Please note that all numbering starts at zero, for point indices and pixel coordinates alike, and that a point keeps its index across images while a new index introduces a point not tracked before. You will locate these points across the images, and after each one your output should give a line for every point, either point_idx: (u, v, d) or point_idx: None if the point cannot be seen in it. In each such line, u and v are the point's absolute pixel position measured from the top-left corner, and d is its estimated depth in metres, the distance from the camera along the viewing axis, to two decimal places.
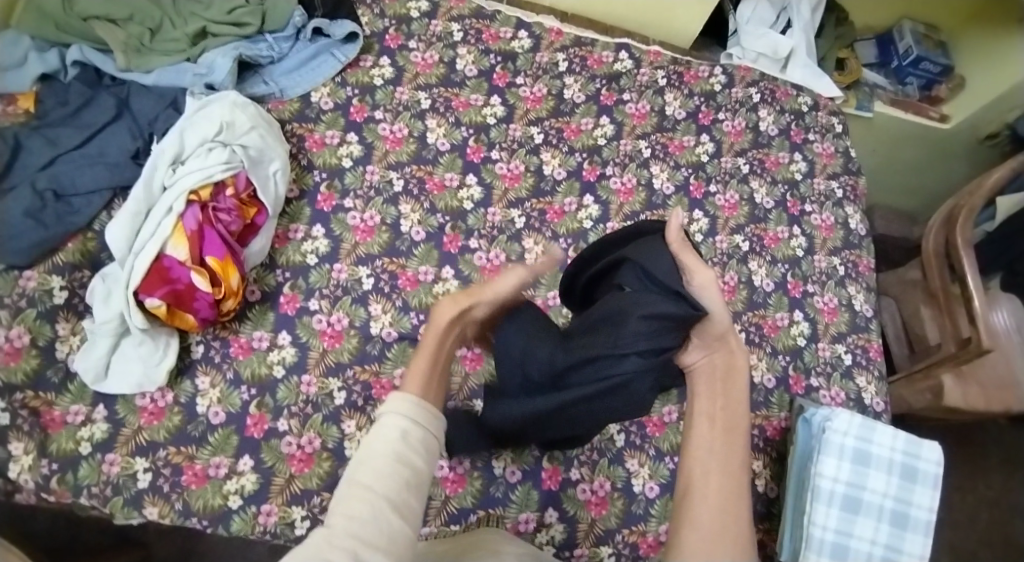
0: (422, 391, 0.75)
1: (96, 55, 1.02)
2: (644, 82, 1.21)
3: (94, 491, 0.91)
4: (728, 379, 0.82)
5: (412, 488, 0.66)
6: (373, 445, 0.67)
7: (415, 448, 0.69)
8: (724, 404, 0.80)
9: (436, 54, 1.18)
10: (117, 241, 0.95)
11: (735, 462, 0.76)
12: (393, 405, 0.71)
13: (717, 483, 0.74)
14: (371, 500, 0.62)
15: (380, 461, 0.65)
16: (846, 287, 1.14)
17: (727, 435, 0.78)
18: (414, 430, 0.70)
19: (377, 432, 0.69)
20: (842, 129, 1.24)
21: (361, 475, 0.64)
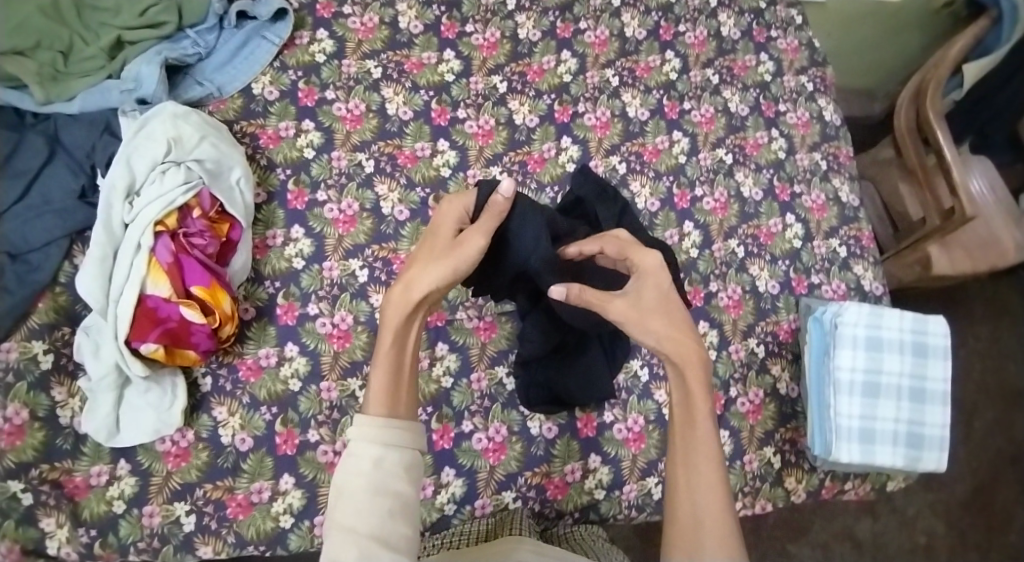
0: (392, 407, 0.72)
1: (10, 94, 0.91)
2: (599, 6, 1.15)
3: (142, 546, 0.89)
4: (688, 370, 0.76)
5: (397, 513, 0.67)
6: (344, 480, 0.67)
7: (394, 473, 0.69)
8: (684, 386, 0.77)
9: (375, 15, 1.09)
10: (92, 292, 0.88)
11: (697, 438, 0.75)
12: (359, 437, 0.69)
13: (704, 477, 0.73)
14: (354, 541, 0.64)
15: (360, 494, 0.66)
16: (831, 181, 1.15)
17: (690, 422, 0.75)
18: (392, 456, 0.69)
19: (352, 465, 0.68)
20: (802, 20, 1.20)
21: (341, 514, 0.66)
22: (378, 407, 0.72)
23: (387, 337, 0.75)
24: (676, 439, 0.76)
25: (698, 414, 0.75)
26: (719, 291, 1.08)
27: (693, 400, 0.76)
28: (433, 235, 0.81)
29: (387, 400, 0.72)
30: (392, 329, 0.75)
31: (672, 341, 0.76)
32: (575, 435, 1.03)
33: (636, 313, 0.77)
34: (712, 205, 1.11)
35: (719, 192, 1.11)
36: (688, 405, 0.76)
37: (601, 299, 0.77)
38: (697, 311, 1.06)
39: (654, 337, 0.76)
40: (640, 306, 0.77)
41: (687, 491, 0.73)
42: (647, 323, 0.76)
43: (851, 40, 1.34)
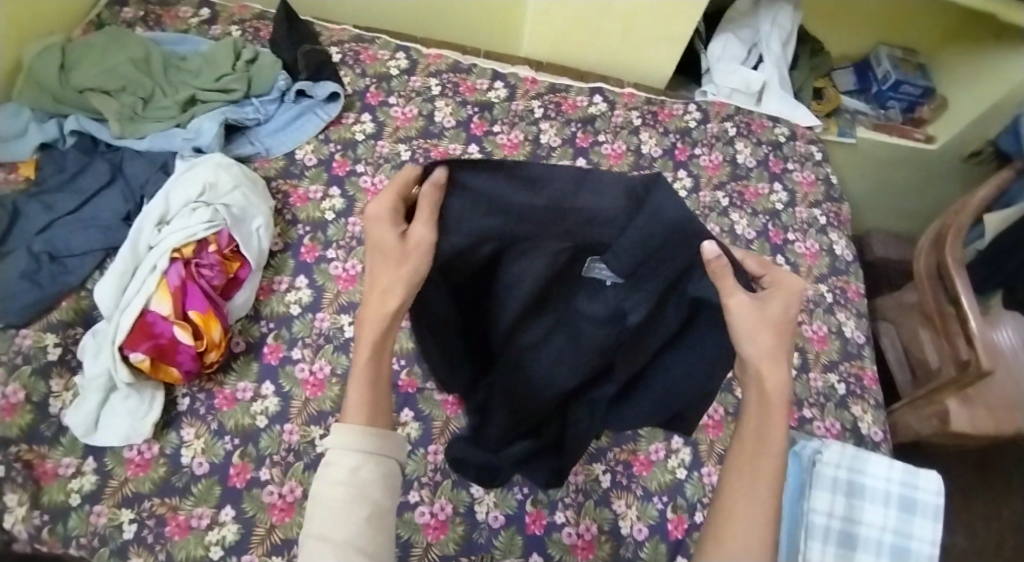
0: (369, 416, 0.64)
1: (91, 124, 1.10)
2: (619, 123, 1.25)
3: (82, 542, 0.90)
4: (767, 406, 0.65)
5: (377, 521, 0.60)
6: (322, 488, 0.61)
7: (374, 482, 0.62)
8: (761, 422, 0.65)
9: (415, 108, 1.23)
10: (104, 297, 0.98)
11: (767, 468, 0.63)
12: (342, 438, 0.62)
13: (749, 511, 0.61)
14: (333, 550, 0.57)
15: (337, 502, 0.59)
16: (835, 314, 1.14)
17: (759, 453, 0.64)
18: (372, 463, 0.62)
19: (329, 472, 0.61)
20: (821, 157, 1.28)
21: (319, 523, 0.59)
22: (358, 416, 0.64)
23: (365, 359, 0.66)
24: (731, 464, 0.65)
25: (766, 460, 0.64)
26: None
27: (768, 433, 0.64)
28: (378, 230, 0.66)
29: (368, 411, 0.64)
30: (368, 351, 0.66)
31: (766, 364, 0.64)
32: (520, 530, 0.99)
33: (758, 323, 0.64)
34: None
35: None
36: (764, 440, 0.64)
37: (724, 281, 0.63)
38: (673, 425, 1.07)
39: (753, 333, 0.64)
40: (764, 314, 0.65)
41: (725, 524, 0.61)
42: (760, 335, 0.64)
43: (889, 186, 1.48)
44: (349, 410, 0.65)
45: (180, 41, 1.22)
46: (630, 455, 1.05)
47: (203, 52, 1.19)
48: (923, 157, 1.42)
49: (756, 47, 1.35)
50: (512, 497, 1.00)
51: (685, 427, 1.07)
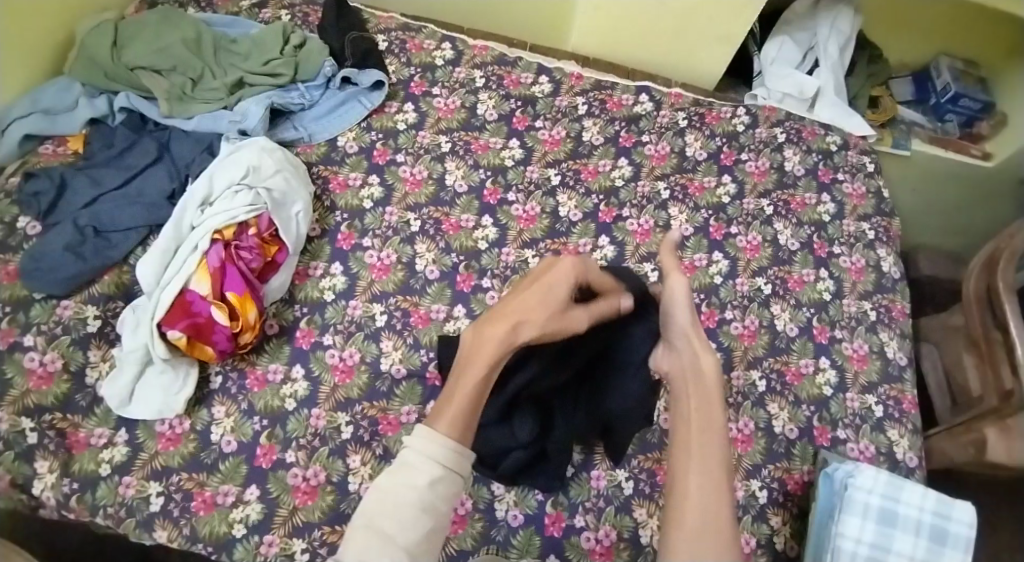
0: (457, 431, 0.67)
1: (141, 102, 1.12)
2: (664, 124, 1.22)
3: (110, 511, 0.93)
4: (701, 378, 0.76)
5: (433, 535, 0.63)
6: (398, 486, 0.63)
7: (440, 496, 0.64)
8: (701, 395, 0.74)
9: (458, 99, 1.22)
10: (146, 275, 0.99)
11: (711, 444, 0.70)
12: (431, 445, 0.65)
13: (701, 478, 0.67)
14: (389, 549, 0.60)
15: (404, 507, 0.62)
16: (878, 334, 1.10)
17: (705, 432, 0.70)
18: (446, 479, 0.65)
19: (406, 474, 0.63)
20: (873, 169, 1.23)
21: (381, 518, 0.61)
22: (452, 427, 0.66)
23: (478, 367, 0.70)
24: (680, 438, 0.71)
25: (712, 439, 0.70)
26: None
27: (709, 404, 0.73)
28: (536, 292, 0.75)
29: (463, 425, 0.67)
30: (483, 365, 0.70)
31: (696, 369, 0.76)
32: (539, 530, 0.98)
33: (688, 327, 0.80)
34: (740, 333, 1.07)
35: (750, 319, 1.08)
36: (705, 411, 0.72)
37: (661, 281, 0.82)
38: None
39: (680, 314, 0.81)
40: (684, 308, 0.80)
41: (683, 494, 0.66)
42: (684, 341, 0.78)
43: (942, 202, 1.42)
44: (443, 420, 0.67)
45: (231, 23, 1.23)
46: (655, 464, 1.03)
47: (254, 35, 1.20)
48: (981, 175, 1.36)
49: (812, 51, 1.30)
50: (533, 498, 1.00)
51: None
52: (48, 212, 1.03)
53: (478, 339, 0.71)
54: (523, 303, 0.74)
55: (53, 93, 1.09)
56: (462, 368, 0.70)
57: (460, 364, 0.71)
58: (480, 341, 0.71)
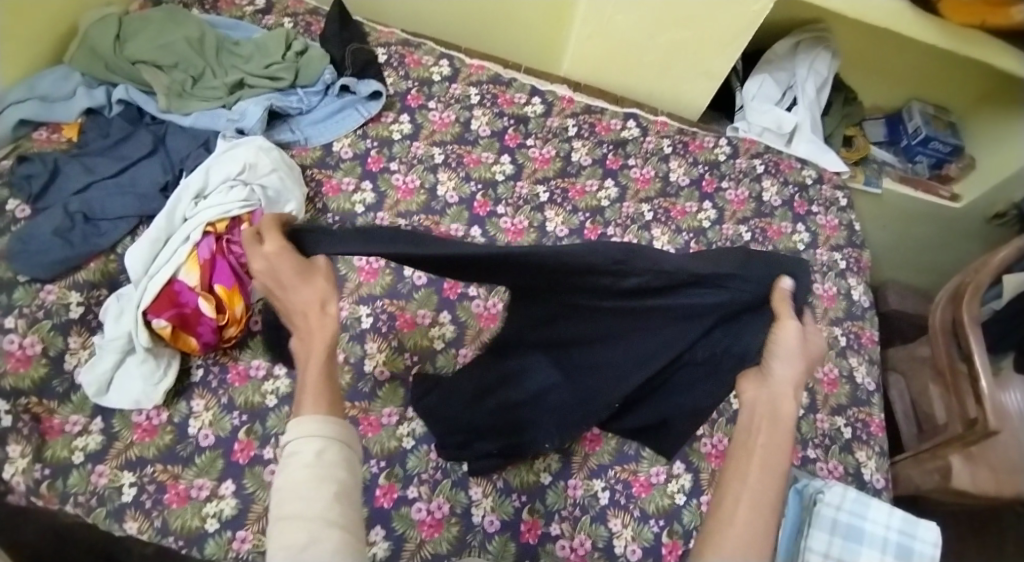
0: (326, 405, 0.64)
1: (140, 96, 1.13)
2: (650, 149, 1.27)
3: (80, 499, 0.91)
4: (780, 412, 0.70)
5: (345, 500, 0.59)
6: (288, 472, 0.59)
7: (336, 463, 0.61)
8: (773, 430, 0.69)
9: (453, 114, 1.25)
10: (135, 263, 0.99)
11: (774, 476, 0.67)
12: (302, 427, 0.61)
13: (747, 511, 0.65)
14: (304, 526, 0.55)
15: (303, 483, 0.58)
16: (848, 359, 1.18)
17: (769, 464, 0.67)
18: (333, 446, 0.62)
19: (292, 458, 0.60)
20: (845, 203, 1.31)
21: (284, 505, 0.57)
22: (315, 403, 0.64)
23: (315, 366, 0.68)
24: (739, 464, 0.68)
25: (776, 465, 0.67)
26: (703, 435, 1.08)
27: (781, 436, 0.69)
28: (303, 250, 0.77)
29: (327, 397, 0.65)
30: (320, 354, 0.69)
31: (772, 395, 0.71)
32: (514, 537, 0.98)
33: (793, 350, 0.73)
34: None
35: None
36: (774, 445, 0.68)
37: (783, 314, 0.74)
38: (677, 450, 1.06)
39: (784, 356, 0.73)
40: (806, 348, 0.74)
41: (725, 524, 0.64)
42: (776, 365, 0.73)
43: (907, 239, 1.52)
44: (307, 401, 0.64)
45: (234, 27, 1.26)
46: (630, 475, 1.04)
47: (256, 39, 1.22)
48: (945, 216, 1.44)
49: (790, 90, 1.38)
50: (509, 504, 0.99)
51: (688, 454, 1.07)
52: (38, 196, 1.03)
53: (310, 336, 0.70)
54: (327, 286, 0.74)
55: (51, 80, 1.10)
56: (303, 369, 0.68)
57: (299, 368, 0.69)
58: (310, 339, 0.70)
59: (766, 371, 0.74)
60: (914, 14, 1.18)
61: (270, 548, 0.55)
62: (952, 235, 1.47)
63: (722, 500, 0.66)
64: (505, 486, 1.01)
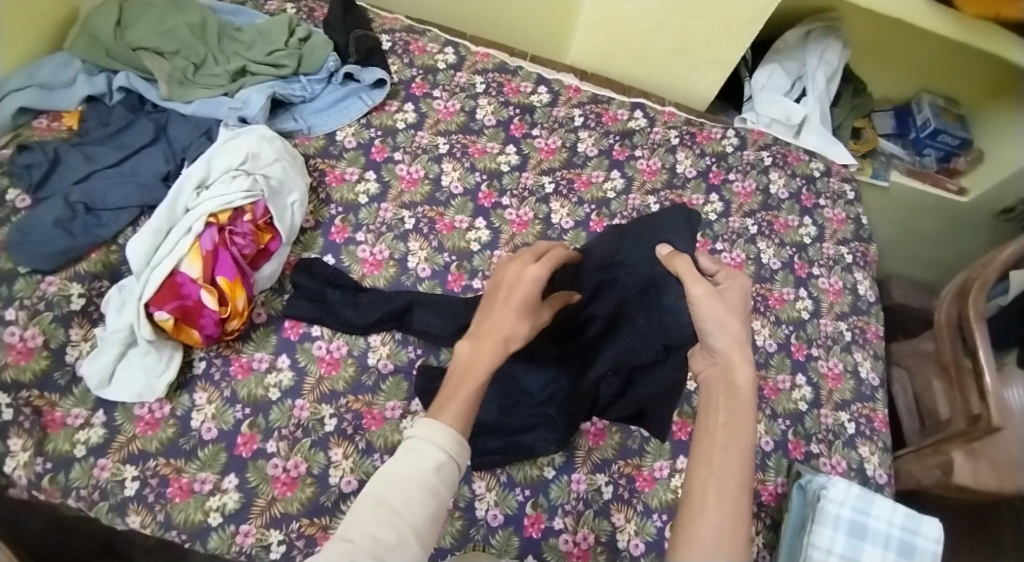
0: (459, 425, 0.67)
1: (140, 83, 1.11)
2: (657, 140, 1.26)
3: (83, 493, 0.91)
4: (734, 386, 0.72)
5: (435, 521, 0.63)
6: (403, 468, 0.63)
7: (445, 481, 0.65)
8: (730, 408, 0.71)
9: (458, 103, 1.23)
10: (136, 255, 0.98)
11: (736, 458, 0.68)
12: (430, 433, 0.65)
13: (717, 498, 0.66)
14: (398, 526, 0.60)
15: (413, 487, 0.62)
16: (852, 353, 1.18)
17: (731, 446, 0.69)
18: (449, 465, 0.65)
19: (414, 457, 0.64)
20: (853, 197, 1.30)
21: (390, 496, 0.61)
22: (456, 421, 0.67)
23: (472, 385, 0.70)
24: (704, 448, 0.69)
25: (739, 445, 0.69)
26: None
27: (740, 414, 0.71)
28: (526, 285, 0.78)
29: (465, 417, 0.68)
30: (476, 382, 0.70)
31: (726, 371, 0.73)
32: (518, 531, 0.98)
33: (721, 312, 0.75)
34: None
35: None
36: (734, 424, 0.70)
37: (690, 274, 0.77)
38: (681, 445, 1.06)
39: (714, 317, 0.75)
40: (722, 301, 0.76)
41: (698, 514, 0.66)
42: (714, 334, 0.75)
43: (913, 232, 1.51)
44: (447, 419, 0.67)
45: (236, 12, 1.24)
46: (634, 470, 1.04)
47: (259, 25, 1.20)
48: (951, 209, 1.43)
49: (800, 80, 1.36)
50: (513, 498, 0.99)
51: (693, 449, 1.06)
52: (38, 186, 1.02)
53: (478, 352, 0.72)
54: (508, 315, 0.76)
55: (51, 68, 1.08)
56: (456, 385, 0.70)
57: (453, 379, 0.71)
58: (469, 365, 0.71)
59: (707, 345, 0.76)
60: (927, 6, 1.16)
61: (359, 526, 0.59)
62: (959, 228, 1.46)
63: (691, 485, 0.68)
64: (509, 480, 1.00)
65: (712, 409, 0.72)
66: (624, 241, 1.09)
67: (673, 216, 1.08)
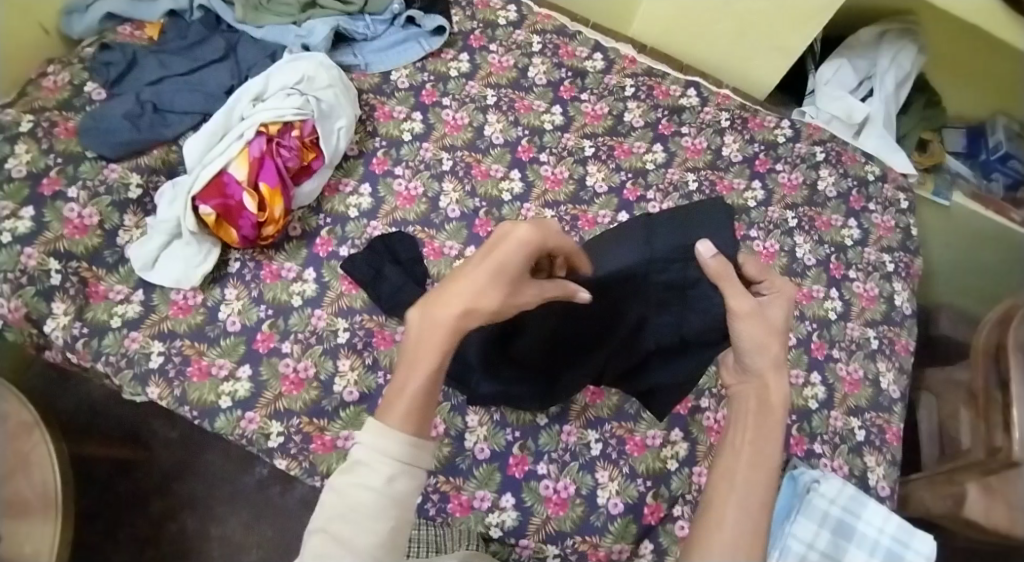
0: (410, 421, 0.59)
1: (219, 5, 1.19)
2: (706, 120, 1.25)
3: (112, 359, 0.99)
4: (767, 404, 0.67)
5: (397, 535, 0.57)
6: (349, 493, 0.57)
7: (404, 493, 0.58)
8: (760, 426, 0.66)
9: (512, 59, 1.26)
10: (192, 153, 1.06)
11: (760, 476, 0.63)
12: (375, 447, 0.58)
13: (735, 515, 0.61)
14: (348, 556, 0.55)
15: (362, 510, 0.56)
16: (876, 362, 1.14)
17: (757, 463, 0.64)
18: (406, 474, 0.58)
19: (359, 479, 0.57)
20: (907, 206, 1.26)
21: (336, 525, 0.57)
22: (408, 422, 0.59)
23: (421, 375, 0.59)
24: (725, 464, 0.64)
25: (768, 460, 0.64)
26: (707, 409, 1.06)
27: (768, 433, 0.66)
28: (506, 249, 0.62)
29: (419, 418, 0.59)
30: (426, 370, 0.59)
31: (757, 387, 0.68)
32: (501, 468, 1.00)
33: (764, 331, 0.69)
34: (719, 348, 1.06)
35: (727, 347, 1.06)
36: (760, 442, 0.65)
37: (728, 282, 0.69)
38: (677, 418, 1.05)
39: (750, 336, 0.69)
40: (764, 321, 0.69)
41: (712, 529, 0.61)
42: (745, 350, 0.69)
43: (968, 263, 1.43)
44: (396, 414, 0.59)
45: None
46: (626, 433, 1.04)
47: None
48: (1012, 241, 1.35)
49: (868, 80, 1.32)
50: (502, 436, 1.01)
51: (689, 424, 1.05)
52: (114, 82, 1.11)
53: (425, 332, 0.60)
54: (471, 283, 0.60)
55: None
56: (405, 372, 0.60)
57: (407, 355, 0.61)
58: (417, 341, 0.60)
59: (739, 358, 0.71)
60: (1005, 14, 1.12)
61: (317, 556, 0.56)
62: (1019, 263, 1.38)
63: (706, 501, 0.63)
64: (501, 419, 1.02)
65: (740, 426, 0.67)
66: (655, 231, 0.87)
67: (710, 214, 0.87)
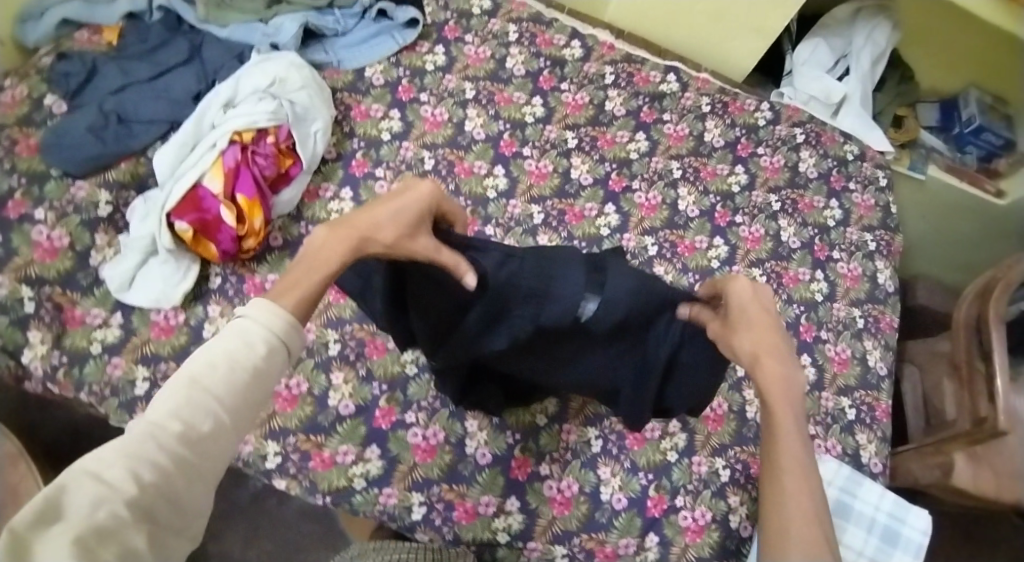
0: (299, 303, 0.64)
1: (180, 4, 1.13)
2: (688, 106, 1.24)
3: (95, 389, 0.94)
4: (777, 372, 0.70)
5: (253, 399, 0.58)
6: (222, 347, 0.57)
7: (272, 366, 0.60)
8: (781, 397, 0.69)
9: (489, 50, 1.23)
10: (163, 167, 1.02)
11: (794, 441, 0.67)
12: (261, 311, 0.60)
13: (790, 491, 0.64)
14: (209, 407, 0.54)
15: (231, 364, 0.56)
16: (863, 340, 1.15)
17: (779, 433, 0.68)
18: (279, 347, 0.61)
19: (240, 336, 0.58)
20: (885, 183, 1.27)
21: (205, 376, 0.55)
22: (297, 306, 0.64)
23: (318, 276, 0.66)
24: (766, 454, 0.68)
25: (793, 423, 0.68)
26: None
27: (785, 398, 0.69)
28: (408, 200, 0.71)
29: (306, 306, 0.65)
30: (326, 269, 0.66)
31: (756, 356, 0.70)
32: (504, 472, 0.99)
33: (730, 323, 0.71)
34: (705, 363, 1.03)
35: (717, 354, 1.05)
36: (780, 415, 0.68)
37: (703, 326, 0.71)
38: None
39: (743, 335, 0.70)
40: (732, 317, 0.71)
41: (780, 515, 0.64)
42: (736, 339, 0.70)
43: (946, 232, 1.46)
44: (286, 295, 0.64)
45: None
46: (626, 427, 1.04)
47: None
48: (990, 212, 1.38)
49: (843, 59, 1.33)
50: (503, 440, 1.01)
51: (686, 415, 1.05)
52: (74, 93, 1.05)
53: (327, 242, 0.68)
54: (376, 218, 0.68)
55: None
56: (303, 269, 0.66)
57: (306, 260, 0.67)
58: (321, 248, 0.68)
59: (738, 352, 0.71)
60: None
61: (163, 407, 0.53)
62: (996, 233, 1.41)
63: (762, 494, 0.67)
64: (501, 423, 1.01)
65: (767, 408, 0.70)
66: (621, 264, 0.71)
67: None
